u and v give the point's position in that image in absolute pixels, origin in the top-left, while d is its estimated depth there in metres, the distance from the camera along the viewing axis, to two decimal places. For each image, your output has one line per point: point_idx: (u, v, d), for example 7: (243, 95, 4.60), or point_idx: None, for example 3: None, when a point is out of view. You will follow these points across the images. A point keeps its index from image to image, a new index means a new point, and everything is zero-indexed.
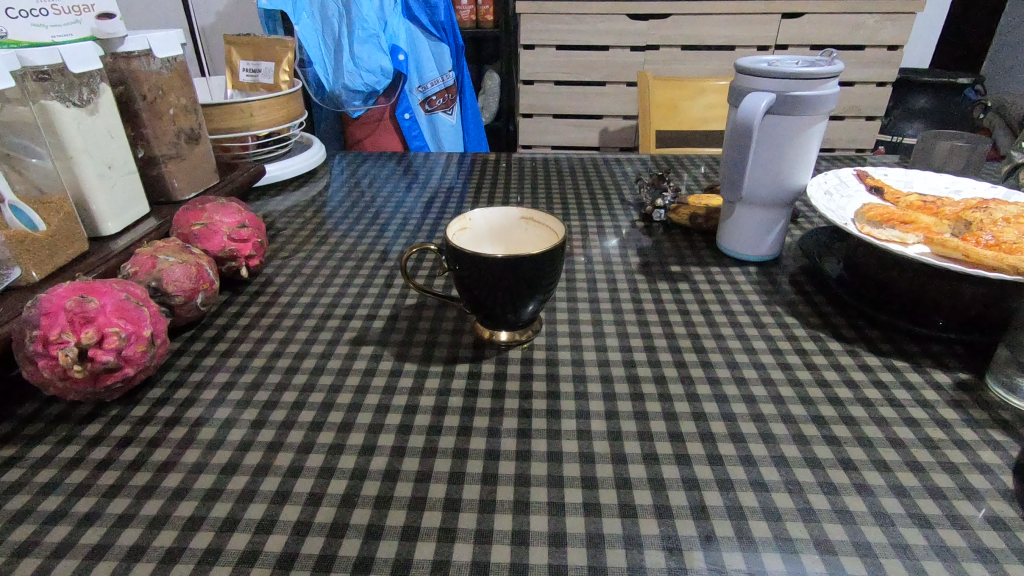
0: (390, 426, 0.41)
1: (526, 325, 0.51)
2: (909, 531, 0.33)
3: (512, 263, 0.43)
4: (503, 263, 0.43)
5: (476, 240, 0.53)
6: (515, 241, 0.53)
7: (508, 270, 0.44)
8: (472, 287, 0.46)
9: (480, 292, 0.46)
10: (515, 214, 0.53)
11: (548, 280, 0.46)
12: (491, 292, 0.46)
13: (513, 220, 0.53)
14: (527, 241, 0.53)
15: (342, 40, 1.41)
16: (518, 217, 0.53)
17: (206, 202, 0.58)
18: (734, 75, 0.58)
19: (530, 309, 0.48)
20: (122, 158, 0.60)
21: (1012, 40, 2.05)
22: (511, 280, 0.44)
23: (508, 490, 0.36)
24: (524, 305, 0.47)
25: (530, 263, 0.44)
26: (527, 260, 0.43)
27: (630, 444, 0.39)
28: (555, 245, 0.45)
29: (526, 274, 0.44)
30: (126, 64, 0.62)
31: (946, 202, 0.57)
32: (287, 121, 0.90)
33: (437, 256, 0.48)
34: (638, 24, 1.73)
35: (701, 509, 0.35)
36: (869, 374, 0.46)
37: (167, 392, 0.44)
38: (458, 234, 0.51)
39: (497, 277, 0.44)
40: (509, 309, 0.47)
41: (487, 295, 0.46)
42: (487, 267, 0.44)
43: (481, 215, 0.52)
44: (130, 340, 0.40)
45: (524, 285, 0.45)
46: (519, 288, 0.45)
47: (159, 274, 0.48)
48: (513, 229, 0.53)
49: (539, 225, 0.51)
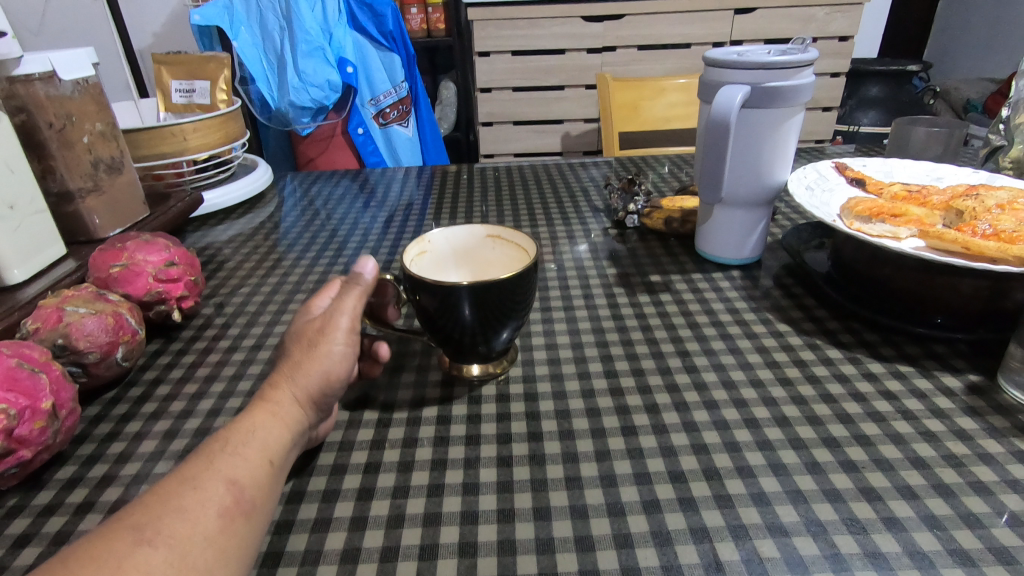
0: (349, 492, 0.35)
1: (500, 355, 0.45)
2: (952, 573, 0.29)
3: (481, 289, 0.38)
4: (471, 289, 0.38)
5: (438, 264, 0.47)
6: (482, 262, 0.48)
7: (478, 297, 0.38)
8: (436, 320, 0.40)
9: (446, 325, 0.40)
10: (479, 232, 0.47)
11: (522, 304, 0.41)
12: (459, 323, 0.40)
13: (480, 239, 0.47)
14: (495, 261, 0.47)
15: (285, 55, 1.35)
16: (483, 235, 0.47)
17: (128, 240, 0.51)
18: (703, 69, 0.54)
19: (504, 337, 0.43)
20: (27, 196, 0.53)
21: (955, 25, 2.10)
22: (478, 307, 0.39)
23: (491, 563, 0.30)
24: (498, 334, 0.42)
25: (502, 287, 0.38)
26: (497, 284, 0.38)
27: (627, 491, 0.34)
28: (527, 264, 0.40)
29: (498, 300, 0.39)
30: (25, 89, 0.54)
31: (932, 190, 0.54)
32: (225, 143, 0.83)
33: (393, 286, 0.42)
34: (593, 26, 1.71)
35: (716, 565, 0.30)
36: (876, 385, 0.42)
37: (81, 470, 0.37)
38: (417, 260, 0.45)
39: (463, 306, 0.39)
40: (481, 340, 0.42)
41: (454, 326, 0.40)
42: (452, 296, 0.38)
43: (442, 236, 0.47)
44: (23, 417, 0.34)
45: (495, 313, 0.40)
46: (490, 316, 0.40)
47: (67, 329, 0.41)
48: (478, 249, 0.48)
49: (507, 243, 0.46)
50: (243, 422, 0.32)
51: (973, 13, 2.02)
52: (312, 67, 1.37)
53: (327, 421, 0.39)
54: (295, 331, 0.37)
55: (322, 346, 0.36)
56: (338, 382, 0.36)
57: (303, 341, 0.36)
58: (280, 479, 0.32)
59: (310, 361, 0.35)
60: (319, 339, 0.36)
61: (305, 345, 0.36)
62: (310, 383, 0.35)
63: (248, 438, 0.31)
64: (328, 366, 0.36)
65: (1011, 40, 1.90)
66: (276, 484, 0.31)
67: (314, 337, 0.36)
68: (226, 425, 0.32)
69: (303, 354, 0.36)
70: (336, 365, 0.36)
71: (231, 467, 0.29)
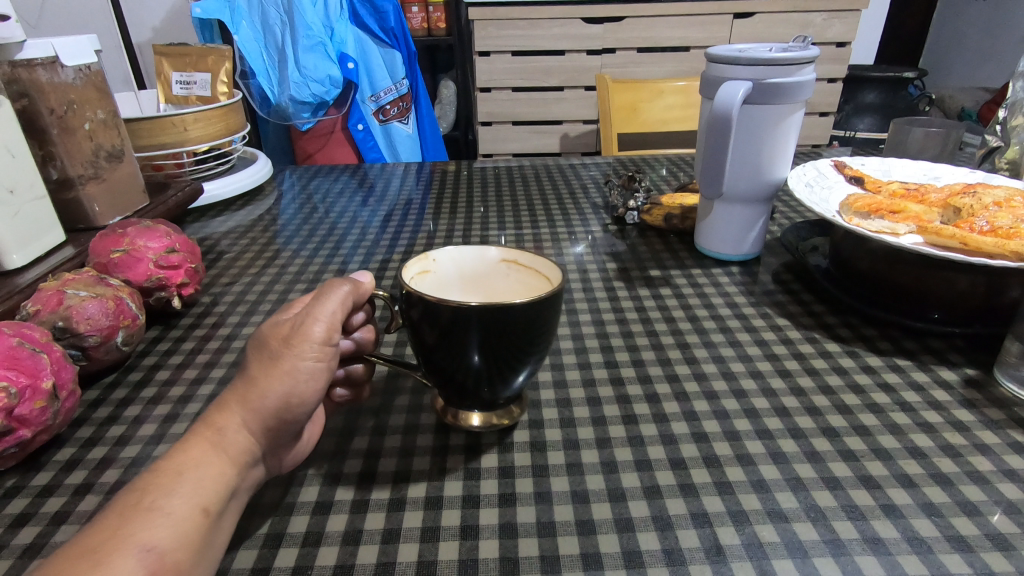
0: (350, 476, 0.35)
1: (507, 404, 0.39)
2: (951, 559, 0.29)
3: (489, 322, 0.32)
4: (477, 322, 0.32)
5: (443, 286, 0.40)
6: (493, 290, 0.41)
7: (488, 336, 0.32)
8: (435, 355, 0.34)
9: (447, 363, 0.34)
10: (492, 256, 0.41)
11: (540, 345, 0.35)
12: (463, 361, 0.34)
13: (493, 264, 0.41)
14: (509, 290, 0.41)
15: (286, 50, 1.36)
16: (496, 260, 0.41)
17: (129, 226, 0.51)
18: (706, 65, 0.55)
19: (519, 380, 0.36)
20: (28, 180, 0.53)
21: (950, 34, 2.12)
22: (488, 350, 0.33)
23: (493, 546, 0.30)
24: (511, 378, 0.36)
25: (519, 325, 0.32)
26: (508, 318, 0.31)
27: (628, 477, 0.34)
28: (554, 304, 0.33)
29: (515, 343, 0.33)
30: (28, 74, 0.54)
31: (929, 189, 0.55)
32: (227, 135, 0.83)
33: (388, 306, 0.36)
34: (593, 28, 1.72)
35: (717, 550, 0.30)
36: (874, 377, 0.43)
37: (80, 452, 0.37)
38: (417, 279, 0.39)
39: (472, 346, 0.33)
40: (488, 386, 0.36)
41: (455, 365, 0.34)
42: (456, 324, 0.32)
43: (448, 257, 0.40)
44: (24, 396, 0.34)
45: (508, 357, 0.34)
46: (501, 359, 0.34)
47: (68, 311, 0.41)
48: (490, 275, 0.41)
49: (526, 271, 0.39)
50: (172, 464, 0.27)
51: (967, 21, 2.05)
52: (313, 63, 1.37)
53: (297, 446, 0.34)
54: (258, 338, 0.32)
55: (280, 365, 0.30)
56: (301, 405, 0.31)
57: (264, 354, 0.31)
58: (217, 529, 0.27)
59: (265, 383, 0.30)
60: (283, 352, 0.31)
61: (265, 358, 0.31)
62: (264, 411, 0.30)
63: (177, 483, 0.26)
64: (289, 388, 0.30)
65: (1005, 48, 1.92)
66: (210, 539, 0.27)
67: (277, 349, 0.31)
68: (150, 471, 0.27)
69: (261, 371, 0.30)
70: (299, 387, 0.31)
71: (152, 528, 0.25)
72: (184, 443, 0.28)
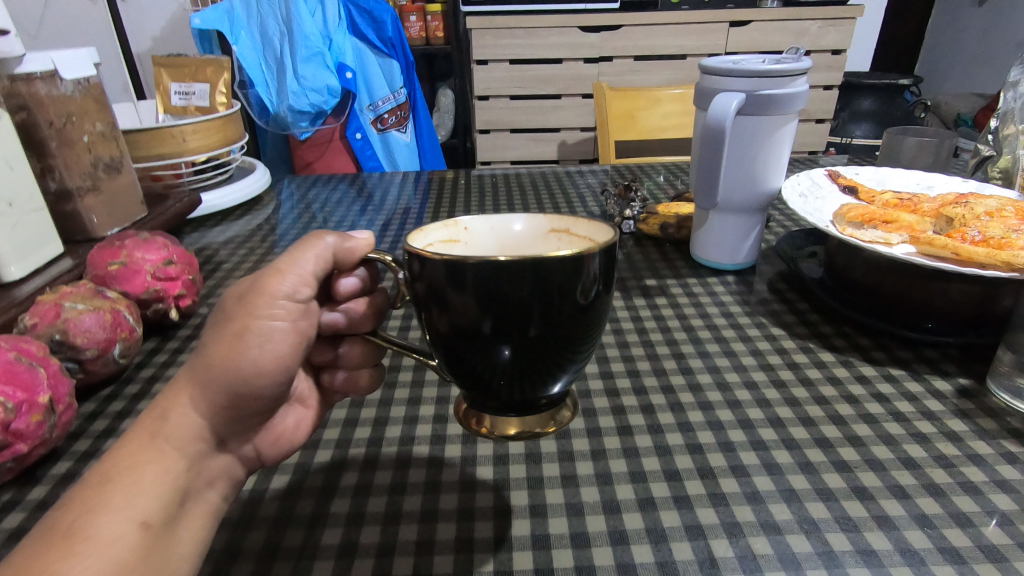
0: (346, 488, 0.35)
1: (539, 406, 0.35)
2: (942, 570, 0.29)
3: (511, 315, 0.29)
4: (499, 316, 0.29)
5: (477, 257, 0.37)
6: None
7: (509, 325, 0.29)
8: (460, 353, 0.31)
9: (473, 361, 0.31)
10: (540, 226, 0.37)
11: (572, 343, 0.31)
12: (488, 360, 0.30)
13: (540, 236, 0.37)
14: None
15: (285, 60, 1.37)
16: (545, 231, 0.36)
17: (126, 237, 0.52)
18: (699, 77, 0.56)
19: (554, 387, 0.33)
20: (26, 192, 0.53)
21: (945, 41, 2.14)
22: (519, 346, 0.30)
23: (487, 559, 0.30)
24: (542, 382, 0.32)
25: (551, 319, 0.29)
26: (534, 309, 0.28)
27: (623, 489, 0.35)
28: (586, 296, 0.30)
29: (549, 339, 0.30)
30: (27, 88, 0.54)
31: (922, 198, 0.55)
32: (225, 146, 0.83)
33: (392, 272, 0.33)
34: (590, 37, 1.73)
35: (710, 562, 0.30)
36: (868, 387, 0.43)
37: (76, 466, 0.37)
38: (441, 247, 0.36)
39: (492, 339, 0.29)
40: (517, 387, 0.32)
41: (481, 364, 0.31)
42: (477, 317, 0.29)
43: (484, 225, 0.37)
44: (20, 411, 0.34)
45: (539, 354, 0.30)
46: (531, 358, 0.30)
47: (65, 325, 0.41)
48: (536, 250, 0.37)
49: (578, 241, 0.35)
50: (106, 476, 0.27)
51: (962, 28, 2.06)
52: (312, 72, 1.37)
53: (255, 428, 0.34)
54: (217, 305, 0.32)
55: (234, 329, 0.30)
56: (258, 375, 0.31)
57: (222, 315, 0.31)
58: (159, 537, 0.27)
59: (217, 363, 0.30)
60: (238, 310, 0.31)
61: (220, 324, 0.31)
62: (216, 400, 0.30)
63: (110, 496, 0.26)
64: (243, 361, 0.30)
65: (1000, 55, 1.93)
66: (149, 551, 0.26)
67: (233, 308, 0.31)
68: (81, 486, 0.26)
69: (214, 340, 0.30)
70: (257, 351, 0.31)
71: (74, 559, 0.24)
72: (121, 449, 0.28)
